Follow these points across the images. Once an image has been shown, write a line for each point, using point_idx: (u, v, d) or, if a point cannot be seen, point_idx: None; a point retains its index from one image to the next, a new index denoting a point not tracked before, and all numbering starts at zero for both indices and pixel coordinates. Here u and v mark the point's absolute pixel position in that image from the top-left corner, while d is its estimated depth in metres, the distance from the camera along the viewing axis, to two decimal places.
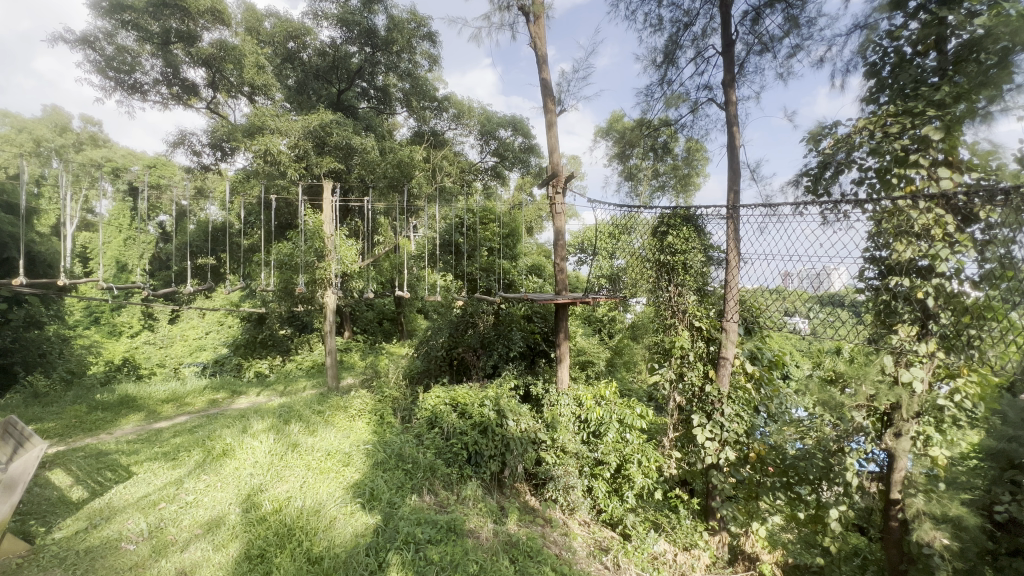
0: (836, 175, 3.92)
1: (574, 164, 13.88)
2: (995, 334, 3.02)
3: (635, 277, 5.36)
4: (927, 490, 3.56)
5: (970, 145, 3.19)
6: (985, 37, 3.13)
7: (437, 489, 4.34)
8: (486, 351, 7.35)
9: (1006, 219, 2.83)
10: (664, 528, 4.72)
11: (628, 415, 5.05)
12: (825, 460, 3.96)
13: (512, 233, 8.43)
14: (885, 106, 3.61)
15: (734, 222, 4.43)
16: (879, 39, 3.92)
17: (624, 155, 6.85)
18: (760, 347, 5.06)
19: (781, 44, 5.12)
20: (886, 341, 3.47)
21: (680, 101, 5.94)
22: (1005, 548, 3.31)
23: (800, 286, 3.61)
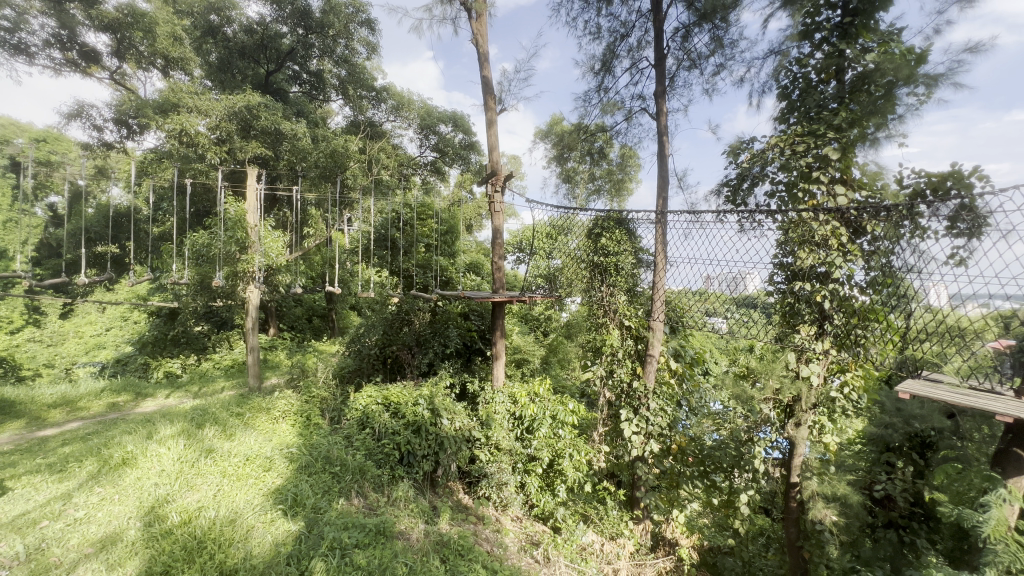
0: (751, 188, 4.26)
1: (514, 164, 13.94)
2: (877, 334, 3.44)
3: (570, 277, 5.48)
4: (820, 473, 4.04)
5: (861, 165, 3.63)
6: (875, 71, 3.59)
7: (366, 492, 4.19)
8: (421, 349, 7.21)
9: (887, 233, 3.26)
10: (592, 519, 4.90)
11: (560, 411, 5.16)
12: (737, 450, 4.37)
13: (451, 230, 8.34)
14: (794, 126, 3.97)
15: (662, 227, 4.68)
16: (789, 65, 4.31)
17: (562, 157, 6.99)
18: (683, 345, 5.38)
19: (707, 62, 5.48)
20: (791, 339, 3.84)
21: (616, 109, 6.18)
22: (881, 521, 3.83)
23: (720, 288, 3.90)
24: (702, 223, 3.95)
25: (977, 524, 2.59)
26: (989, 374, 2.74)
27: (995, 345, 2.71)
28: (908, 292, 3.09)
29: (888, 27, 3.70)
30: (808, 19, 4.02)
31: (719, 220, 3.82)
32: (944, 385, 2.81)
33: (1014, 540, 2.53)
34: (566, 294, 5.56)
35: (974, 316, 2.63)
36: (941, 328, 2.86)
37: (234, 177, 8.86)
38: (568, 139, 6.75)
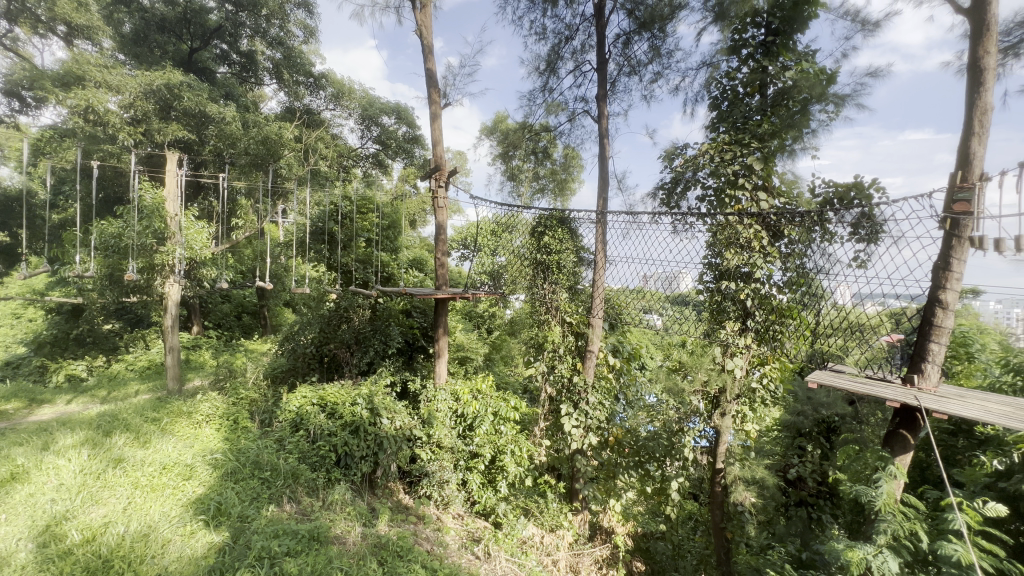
0: (685, 191, 4.49)
1: (459, 160, 13.78)
2: (791, 329, 3.79)
3: (513, 274, 5.50)
4: (742, 458, 4.32)
5: (780, 174, 3.96)
6: (792, 88, 3.99)
7: (300, 497, 3.99)
8: (361, 348, 6.94)
9: (801, 237, 3.60)
10: (533, 513, 4.96)
11: (502, 408, 5.19)
12: (669, 439, 4.59)
13: (393, 224, 8.12)
14: (722, 135, 4.21)
15: (602, 226, 4.82)
16: (720, 78, 4.59)
17: (508, 155, 7.07)
18: (621, 341, 5.58)
19: (646, 69, 5.71)
20: (717, 335, 4.08)
21: (560, 110, 6.28)
22: (794, 500, 4.25)
23: (656, 287, 4.12)
24: (640, 224, 4.11)
25: (868, 497, 2.91)
26: (882, 364, 3.09)
27: (888, 338, 3.12)
28: (818, 291, 3.41)
29: (805, 48, 4.04)
30: (737, 35, 4.29)
31: (655, 222, 4.00)
32: (846, 375, 3.10)
33: (899, 511, 2.87)
34: (510, 291, 5.58)
35: (873, 314, 3.05)
36: (844, 324, 3.17)
37: (151, 161, 8.10)
38: (513, 137, 6.79)
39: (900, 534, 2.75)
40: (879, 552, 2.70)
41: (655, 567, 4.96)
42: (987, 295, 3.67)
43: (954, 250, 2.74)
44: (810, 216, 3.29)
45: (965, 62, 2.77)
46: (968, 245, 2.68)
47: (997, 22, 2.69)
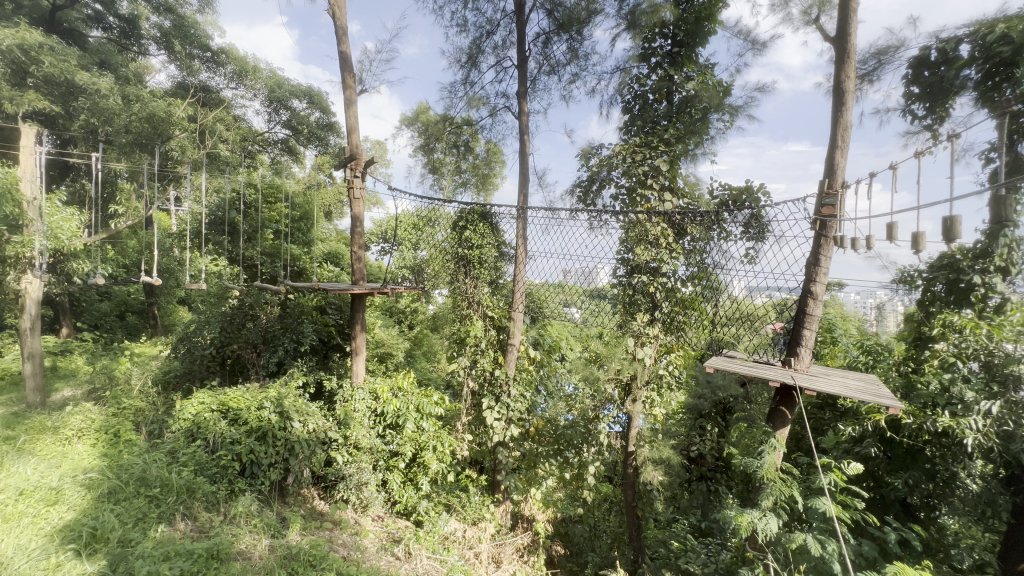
0: (600, 189, 4.68)
1: (378, 150, 13.23)
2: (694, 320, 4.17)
3: (435, 268, 5.38)
4: (651, 440, 4.58)
5: (684, 176, 4.31)
6: (694, 98, 4.33)
7: (197, 512, 3.62)
8: (269, 347, 6.37)
9: (702, 236, 3.96)
10: (455, 508, 4.90)
11: (424, 403, 5.03)
12: (585, 426, 4.79)
13: (305, 216, 7.64)
14: (633, 137, 4.45)
15: (523, 222, 4.89)
16: (631, 83, 4.84)
17: (429, 147, 6.93)
18: (542, 334, 5.72)
19: (564, 69, 5.86)
20: (630, 326, 4.32)
21: (481, 104, 6.26)
22: (695, 475, 4.76)
23: (575, 281, 4.29)
24: (559, 220, 4.21)
25: (757, 468, 3.28)
26: (768, 349, 3.48)
27: (773, 327, 3.53)
28: (716, 284, 3.75)
29: (705, 61, 4.41)
30: (646, 43, 4.54)
31: (574, 218, 4.16)
32: (738, 360, 3.45)
33: (780, 478, 3.25)
34: (432, 286, 5.47)
35: (761, 303, 3.48)
36: (737, 313, 3.53)
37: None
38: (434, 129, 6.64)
39: (780, 498, 3.14)
40: (764, 515, 3.05)
41: (573, 549, 5.16)
42: (851, 286, 4.63)
43: (822, 248, 3.16)
44: (709, 216, 3.61)
45: (832, 85, 3.17)
46: (833, 245, 3.10)
47: (855, 53, 3.11)
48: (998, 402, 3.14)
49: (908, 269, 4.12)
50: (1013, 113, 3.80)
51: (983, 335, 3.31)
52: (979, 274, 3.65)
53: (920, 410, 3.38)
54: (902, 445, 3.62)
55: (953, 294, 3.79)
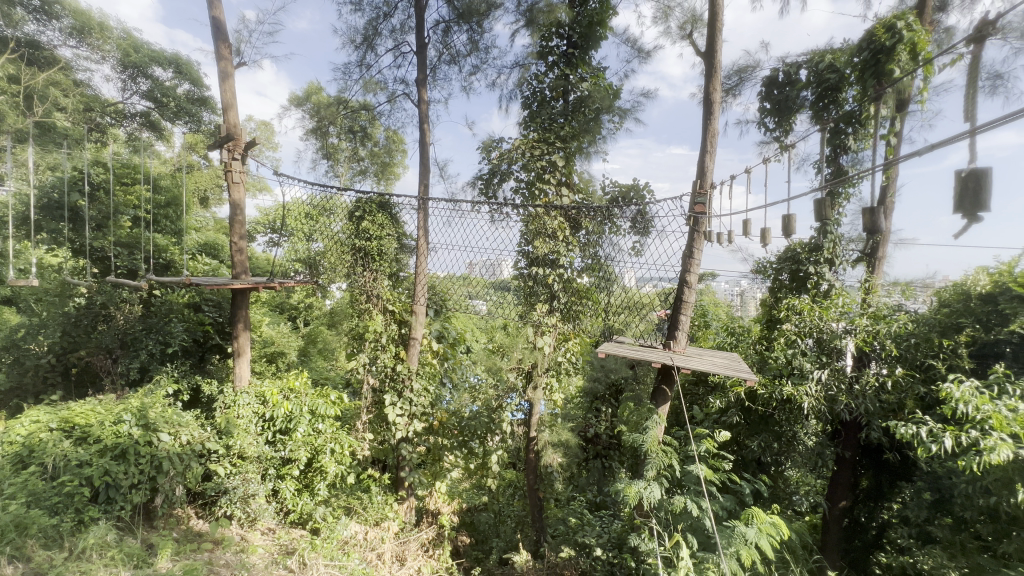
0: (501, 183, 4.73)
1: (264, 131, 12.04)
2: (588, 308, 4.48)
3: (331, 261, 5.02)
4: (551, 423, 4.80)
5: (579, 173, 4.55)
6: (587, 99, 4.60)
7: (30, 552, 2.94)
8: (128, 352, 5.47)
9: (594, 230, 4.24)
10: (356, 510, 4.66)
11: (320, 404, 4.66)
12: (489, 416, 4.83)
13: (173, 202, 6.71)
14: (532, 132, 4.55)
15: (424, 213, 4.79)
16: (530, 80, 4.95)
17: (322, 132, 6.39)
18: (446, 326, 5.56)
19: (465, 60, 5.81)
20: (531, 317, 4.44)
21: (378, 89, 5.98)
22: (592, 454, 5.15)
23: (480, 273, 4.35)
24: (461, 211, 4.21)
25: (642, 442, 3.70)
26: (652, 334, 3.92)
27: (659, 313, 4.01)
28: (610, 275, 3.99)
29: (597, 64, 4.66)
30: (544, 42, 4.67)
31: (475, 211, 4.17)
32: (628, 344, 3.82)
33: (660, 449, 3.64)
34: (327, 280, 5.10)
35: (648, 292, 3.87)
36: (627, 302, 3.89)
37: None
38: (326, 112, 6.20)
39: (660, 466, 3.52)
40: (648, 484, 3.40)
41: (478, 537, 5.19)
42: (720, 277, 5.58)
43: (695, 243, 3.61)
44: (602, 211, 3.91)
45: (702, 95, 3.53)
46: (704, 240, 3.53)
47: (721, 69, 3.50)
48: (826, 370, 3.80)
49: (762, 262, 4.82)
50: (836, 131, 4.57)
51: (815, 316, 3.92)
52: (813, 265, 4.35)
53: (770, 380, 3.97)
54: (756, 412, 4.24)
55: (795, 282, 4.48)
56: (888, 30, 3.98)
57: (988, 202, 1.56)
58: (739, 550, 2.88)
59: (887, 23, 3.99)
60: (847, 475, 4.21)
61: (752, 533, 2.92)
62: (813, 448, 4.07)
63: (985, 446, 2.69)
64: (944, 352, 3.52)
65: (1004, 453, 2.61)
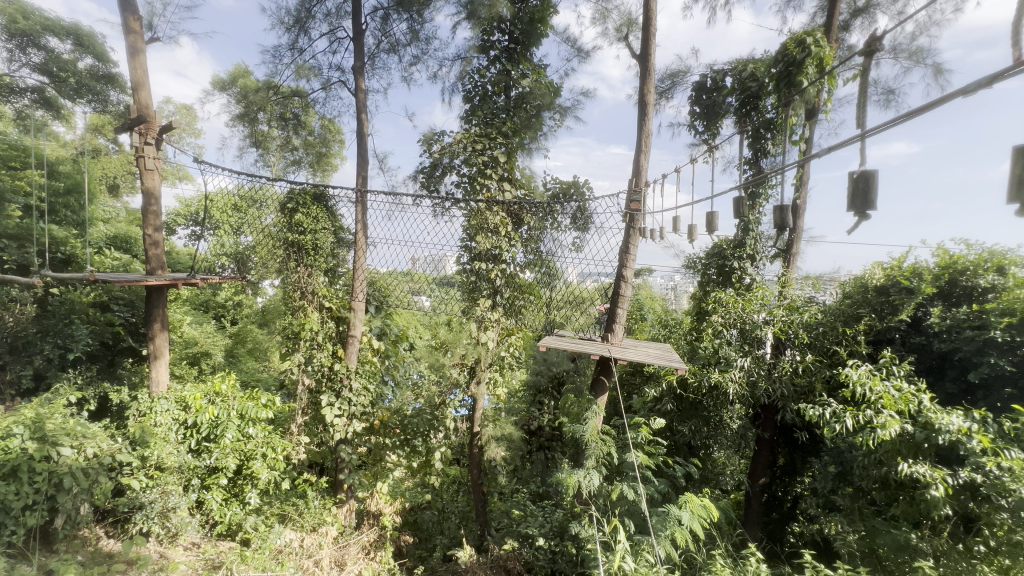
0: (442, 176, 4.66)
1: (184, 114, 11.06)
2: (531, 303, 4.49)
3: (262, 256, 4.74)
4: (495, 418, 4.81)
5: (521, 169, 4.58)
6: (528, 96, 4.63)
7: None
8: (19, 358, 4.86)
9: (536, 226, 4.30)
10: (290, 517, 4.41)
11: (251, 407, 4.38)
12: (432, 413, 4.75)
13: (74, 189, 6.01)
14: (474, 127, 4.50)
15: (363, 206, 4.62)
16: (472, 74, 4.90)
17: (250, 118, 5.99)
18: (388, 323, 5.40)
19: (404, 50, 5.64)
20: (473, 312, 4.35)
21: (312, 75, 5.67)
22: (535, 446, 5.25)
23: (424, 269, 4.28)
24: (402, 205, 4.10)
25: (582, 433, 3.82)
26: (592, 327, 4.17)
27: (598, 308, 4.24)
28: (552, 271, 4.20)
29: (539, 61, 4.69)
30: (485, 36, 4.63)
31: (417, 205, 4.07)
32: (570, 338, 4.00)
33: (600, 439, 3.79)
34: (257, 276, 4.79)
35: (589, 287, 4.12)
36: (568, 296, 4.13)
37: None
38: (254, 98, 5.80)
39: (599, 455, 3.68)
40: (588, 472, 3.57)
41: (422, 536, 5.10)
42: (657, 272, 5.97)
43: (631, 240, 3.74)
44: (544, 206, 4.07)
45: (637, 97, 3.66)
46: (639, 236, 3.68)
47: (654, 72, 3.64)
48: (748, 358, 4.08)
49: (693, 258, 5.09)
50: (758, 136, 4.91)
51: (739, 308, 4.19)
52: (738, 261, 4.65)
53: (699, 368, 4.21)
54: (688, 400, 4.50)
55: (721, 276, 4.77)
56: (800, 44, 4.32)
57: (875, 201, 1.74)
58: (673, 532, 3.06)
59: (798, 38, 4.34)
60: (767, 454, 4.54)
61: (685, 516, 3.09)
62: (736, 430, 4.38)
63: (877, 423, 3.02)
64: (847, 339, 3.88)
65: (894, 428, 2.96)
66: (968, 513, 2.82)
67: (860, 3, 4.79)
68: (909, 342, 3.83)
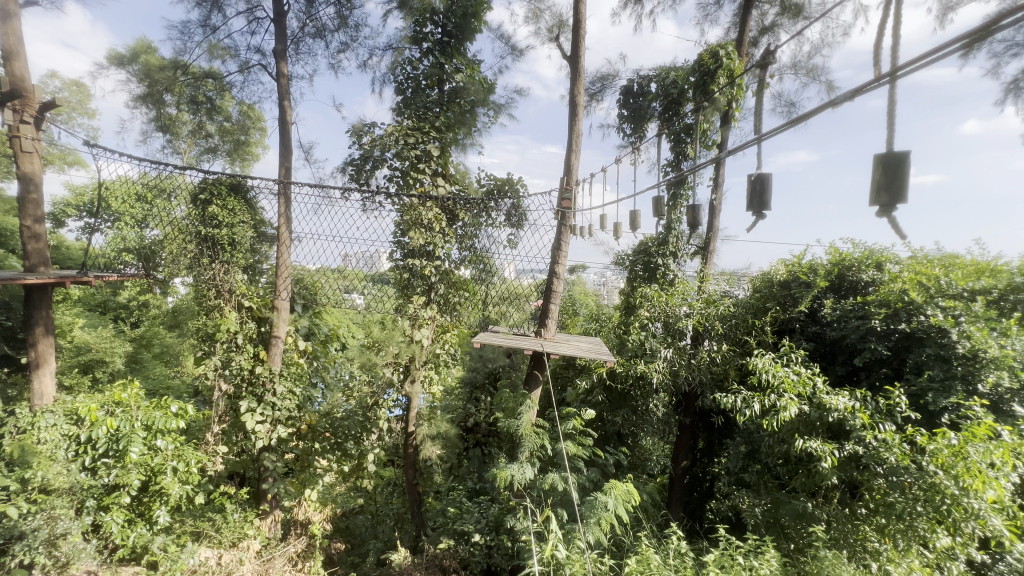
0: (373, 170, 4.47)
1: (72, 90, 9.77)
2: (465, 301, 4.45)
3: (171, 251, 4.20)
4: (430, 417, 4.74)
5: (455, 164, 4.54)
6: (462, 91, 4.59)
7: None
8: None
9: (470, 223, 4.28)
10: (206, 534, 4.05)
11: (158, 418, 3.79)
12: (364, 415, 4.54)
13: None
14: (407, 119, 4.36)
15: (287, 199, 4.33)
16: (404, 65, 4.76)
17: (156, 99, 5.43)
18: (317, 323, 5.12)
19: (332, 36, 5.36)
20: (406, 310, 4.23)
21: (227, 55, 5.24)
22: (472, 442, 5.29)
23: (357, 266, 4.16)
24: (331, 199, 3.88)
25: (517, 427, 3.90)
26: (527, 323, 4.38)
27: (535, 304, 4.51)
28: (489, 269, 4.26)
29: (473, 56, 4.65)
30: (417, 27, 4.52)
31: (345, 198, 3.88)
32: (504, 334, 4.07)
33: (533, 432, 3.87)
34: (165, 274, 4.28)
35: (526, 284, 4.30)
36: (504, 293, 4.26)
37: None
38: (159, 76, 5.23)
39: (533, 449, 3.78)
40: (521, 466, 3.66)
41: (354, 542, 4.94)
42: (590, 268, 6.17)
43: (563, 237, 3.81)
44: (478, 203, 4.15)
45: (568, 97, 3.74)
46: (570, 234, 3.76)
47: (583, 74, 3.74)
48: (671, 349, 4.32)
49: (621, 255, 5.34)
50: (680, 141, 5.22)
51: (662, 302, 4.42)
52: (661, 257, 4.92)
53: (627, 360, 4.40)
54: (616, 390, 4.71)
55: (647, 272, 5.00)
56: (714, 56, 4.65)
57: (769, 203, 1.91)
58: (600, 518, 3.20)
59: (713, 51, 4.66)
60: (688, 438, 4.85)
61: (611, 502, 3.23)
62: (661, 418, 4.65)
63: (779, 406, 3.34)
64: (756, 330, 4.24)
65: (792, 409, 3.28)
66: (852, 481, 3.20)
67: (766, 22, 5.23)
68: (807, 330, 4.23)
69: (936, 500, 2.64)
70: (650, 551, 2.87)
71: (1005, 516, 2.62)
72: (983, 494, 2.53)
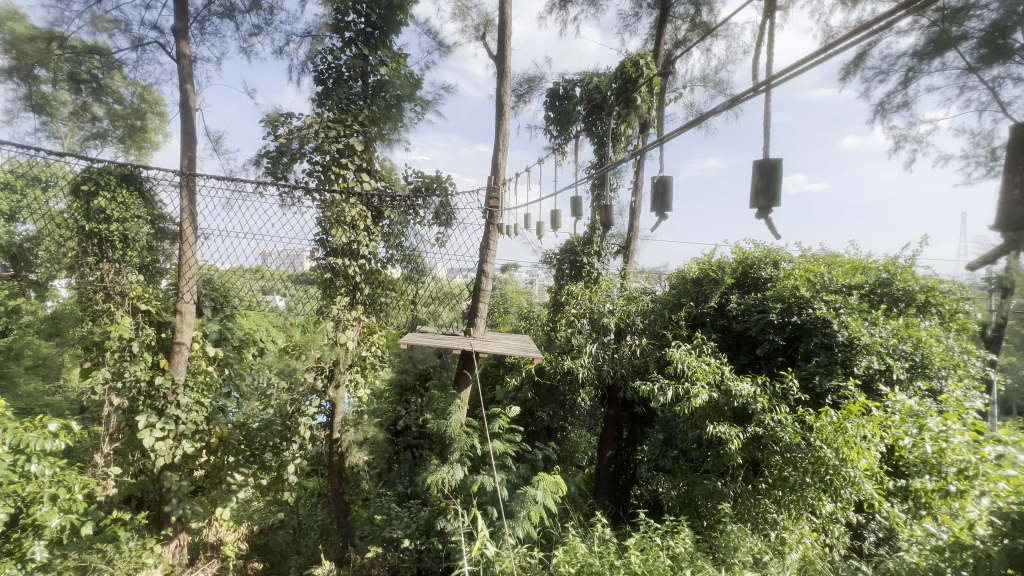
0: (291, 163, 4.19)
1: None
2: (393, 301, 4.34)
3: (46, 248, 3.66)
4: (356, 422, 4.57)
5: (381, 161, 4.38)
6: (386, 84, 4.43)
7: None
8: None
9: (396, 220, 4.17)
10: (92, 570, 3.51)
11: (31, 437, 3.10)
12: (283, 423, 4.25)
13: None
14: (327, 111, 4.14)
15: (190, 191, 3.91)
16: (323, 53, 4.51)
17: (24, 74, 4.70)
18: (229, 326, 4.65)
19: (243, 17, 4.95)
20: (329, 311, 4.00)
21: (115, 28, 4.65)
22: (402, 446, 5.13)
23: (276, 266, 3.75)
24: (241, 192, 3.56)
25: (447, 427, 3.87)
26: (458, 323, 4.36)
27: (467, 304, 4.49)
28: (421, 267, 4.14)
29: (398, 50, 4.51)
30: (338, 15, 4.29)
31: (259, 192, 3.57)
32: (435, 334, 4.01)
33: (464, 431, 3.84)
34: (43, 275, 3.75)
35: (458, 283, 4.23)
36: (438, 292, 4.16)
37: None
38: (29, 47, 4.52)
39: (463, 448, 3.76)
40: (451, 467, 3.62)
41: (273, 559, 4.69)
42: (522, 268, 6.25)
43: (491, 235, 3.81)
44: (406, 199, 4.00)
45: (495, 96, 3.75)
46: (498, 233, 3.78)
47: (510, 74, 3.76)
48: (596, 345, 4.47)
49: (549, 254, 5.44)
50: (603, 145, 5.43)
51: (588, 299, 4.57)
52: (587, 256, 5.10)
53: (555, 356, 4.52)
54: (545, 386, 4.81)
55: (573, 271, 5.16)
56: (634, 65, 4.89)
57: (669, 204, 2.08)
58: (529, 511, 3.25)
59: (634, 60, 4.90)
60: (612, 429, 5.05)
61: (540, 495, 3.29)
62: (588, 411, 4.81)
63: (692, 394, 3.58)
64: (673, 324, 4.51)
65: (703, 396, 3.54)
66: (754, 459, 3.50)
67: (680, 36, 5.60)
68: (716, 323, 4.57)
69: (822, 472, 2.97)
70: (577, 541, 2.95)
71: (875, 481, 2.94)
72: (858, 463, 2.85)
